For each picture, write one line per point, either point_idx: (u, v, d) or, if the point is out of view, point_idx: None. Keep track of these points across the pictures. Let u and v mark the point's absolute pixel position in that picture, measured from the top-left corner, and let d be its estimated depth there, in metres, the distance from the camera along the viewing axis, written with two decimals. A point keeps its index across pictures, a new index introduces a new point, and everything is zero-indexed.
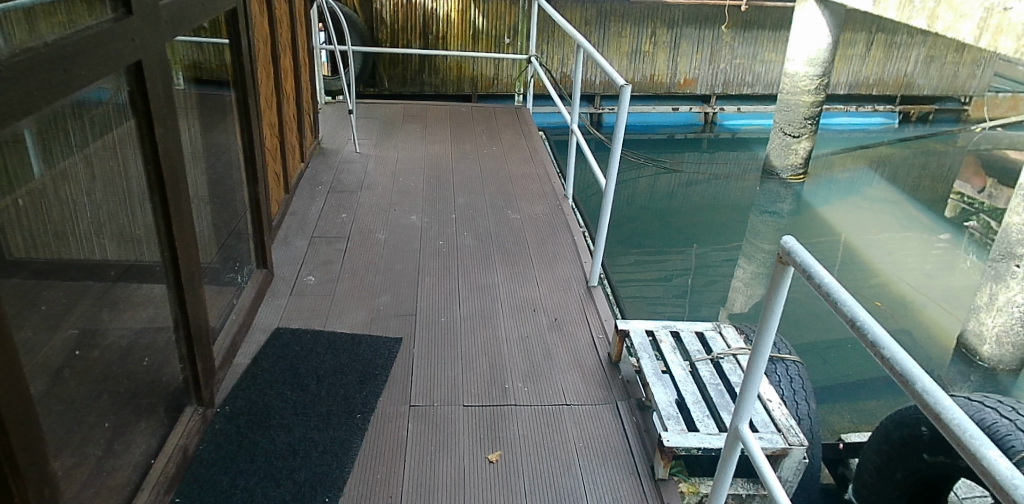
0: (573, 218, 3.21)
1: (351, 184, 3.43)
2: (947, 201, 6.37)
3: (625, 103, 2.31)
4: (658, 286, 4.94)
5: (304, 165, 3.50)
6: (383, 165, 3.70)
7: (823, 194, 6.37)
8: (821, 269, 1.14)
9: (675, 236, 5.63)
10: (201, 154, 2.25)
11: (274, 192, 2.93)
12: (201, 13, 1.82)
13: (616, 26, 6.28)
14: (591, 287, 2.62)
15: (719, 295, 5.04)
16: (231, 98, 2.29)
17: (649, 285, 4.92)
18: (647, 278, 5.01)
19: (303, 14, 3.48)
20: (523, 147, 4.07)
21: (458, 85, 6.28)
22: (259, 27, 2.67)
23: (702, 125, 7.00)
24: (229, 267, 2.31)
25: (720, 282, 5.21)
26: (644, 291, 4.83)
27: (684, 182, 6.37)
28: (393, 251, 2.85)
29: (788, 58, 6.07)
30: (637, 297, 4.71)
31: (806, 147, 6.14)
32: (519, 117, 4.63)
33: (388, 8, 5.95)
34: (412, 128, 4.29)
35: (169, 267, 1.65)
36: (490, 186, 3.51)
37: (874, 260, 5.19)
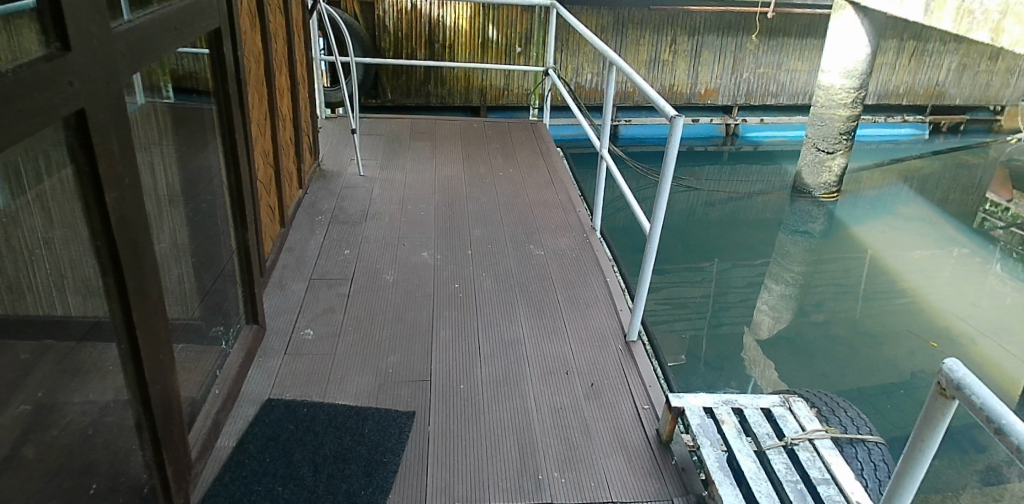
0: (603, 254, 2.90)
1: (355, 214, 3.10)
2: (978, 214, 6.04)
3: (677, 136, 1.99)
4: (682, 310, 4.59)
5: (303, 192, 3.17)
6: (389, 190, 3.37)
7: (854, 211, 6.02)
8: (1014, 421, 0.81)
9: (698, 255, 5.29)
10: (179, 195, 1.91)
11: (268, 228, 2.60)
12: (171, 39, 1.49)
13: (634, 33, 5.93)
14: (630, 342, 2.30)
15: (746, 317, 4.69)
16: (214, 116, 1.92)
17: (673, 309, 4.58)
18: (671, 302, 4.66)
19: (304, 29, 3.18)
20: (542, 169, 3.74)
21: (466, 96, 5.94)
22: (251, 44, 2.35)
23: (723, 137, 6.68)
24: (213, 326, 1.98)
25: (749, 306, 4.86)
26: (667, 315, 4.47)
27: (705, 199, 6.03)
28: (403, 297, 2.51)
29: (822, 70, 5.74)
30: (661, 320, 4.36)
31: (840, 163, 5.79)
32: (535, 133, 4.30)
33: (392, 16, 5.61)
34: (420, 146, 3.96)
35: (127, 358, 1.30)
36: (510, 214, 3.18)
37: (916, 285, 4.84)
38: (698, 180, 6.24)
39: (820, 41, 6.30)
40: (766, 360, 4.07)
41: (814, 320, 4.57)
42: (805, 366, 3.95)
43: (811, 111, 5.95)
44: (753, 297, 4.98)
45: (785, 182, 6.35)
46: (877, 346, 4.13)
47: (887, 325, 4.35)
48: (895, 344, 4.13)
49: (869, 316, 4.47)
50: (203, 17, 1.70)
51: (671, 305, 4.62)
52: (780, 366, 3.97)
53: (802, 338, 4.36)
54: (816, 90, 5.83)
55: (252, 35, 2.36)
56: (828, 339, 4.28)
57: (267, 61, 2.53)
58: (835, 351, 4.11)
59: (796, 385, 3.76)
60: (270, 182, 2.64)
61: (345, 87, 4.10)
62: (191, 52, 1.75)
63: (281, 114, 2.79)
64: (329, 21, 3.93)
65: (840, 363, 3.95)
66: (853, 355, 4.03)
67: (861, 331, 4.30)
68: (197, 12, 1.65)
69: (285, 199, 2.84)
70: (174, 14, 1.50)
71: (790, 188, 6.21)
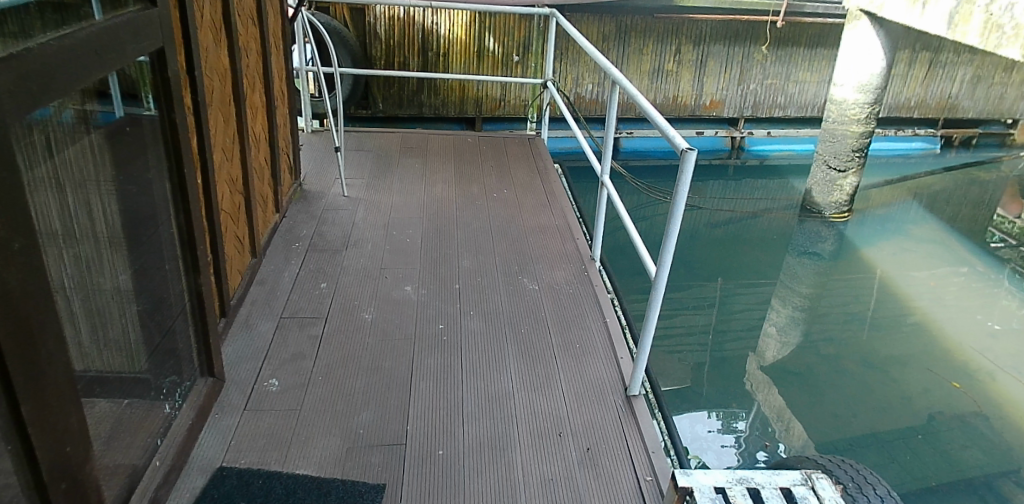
0: (603, 290, 2.67)
1: (335, 240, 2.87)
2: (989, 230, 5.84)
3: (688, 174, 1.76)
4: (684, 336, 4.36)
5: (279, 216, 2.93)
6: (373, 213, 3.14)
7: (866, 231, 5.79)
8: None
9: (701, 277, 5.07)
10: (122, 239, 1.57)
11: (235, 262, 2.37)
12: (90, 66, 1.26)
13: (637, 43, 5.70)
14: (632, 397, 2.08)
15: (753, 343, 4.46)
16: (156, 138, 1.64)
17: (675, 335, 4.35)
18: (673, 328, 4.43)
19: (283, 40, 2.95)
20: (539, 190, 3.51)
21: (461, 107, 5.71)
22: (214, 61, 2.11)
23: (728, 151, 6.44)
24: (164, 382, 1.76)
25: (754, 331, 4.63)
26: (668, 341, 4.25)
27: (708, 217, 5.81)
28: (381, 340, 2.28)
29: (835, 83, 5.51)
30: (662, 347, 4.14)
31: (852, 182, 5.57)
32: (532, 150, 4.08)
33: (384, 22, 5.37)
34: (409, 163, 3.73)
35: (20, 459, 1.06)
36: (503, 243, 2.95)
37: (932, 312, 4.61)
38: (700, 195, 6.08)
39: (830, 51, 6.07)
40: (768, 383, 3.91)
41: (823, 349, 4.34)
42: (815, 401, 3.72)
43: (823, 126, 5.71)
44: (758, 322, 4.76)
45: (792, 198, 6.13)
46: (890, 381, 3.89)
47: (901, 357, 4.12)
48: (910, 378, 3.91)
49: (882, 347, 4.24)
50: (137, 39, 1.46)
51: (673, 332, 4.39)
52: (789, 400, 3.74)
53: (812, 367, 4.13)
54: (828, 104, 5.59)
55: (217, 52, 2.14)
56: (839, 370, 4.05)
57: (237, 79, 2.30)
58: (846, 384, 3.88)
59: (806, 423, 3.54)
60: (240, 210, 2.41)
61: (330, 100, 3.86)
62: (128, 78, 1.52)
63: (254, 134, 2.57)
64: (313, 30, 3.70)
65: (851, 398, 3.73)
66: (865, 390, 3.80)
67: (873, 364, 4.07)
68: (127, 33, 1.41)
69: (258, 227, 2.61)
70: (93, 37, 1.27)
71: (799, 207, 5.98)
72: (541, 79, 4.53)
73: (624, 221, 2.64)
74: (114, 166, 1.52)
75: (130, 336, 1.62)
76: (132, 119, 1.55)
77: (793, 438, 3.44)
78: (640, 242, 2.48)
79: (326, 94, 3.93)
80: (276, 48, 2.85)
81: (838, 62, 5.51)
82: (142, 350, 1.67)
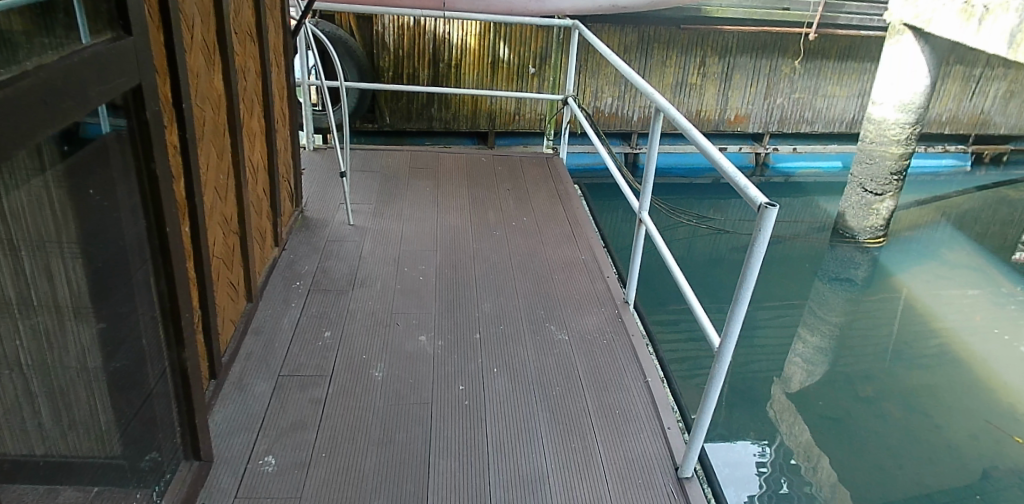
0: (638, 338, 2.38)
1: (340, 278, 2.58)
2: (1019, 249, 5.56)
3: (765, 235, 1.49)
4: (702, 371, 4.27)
5: (278, 249, 2.65)
6: (383, 244, 2.86)
7: (898, 254, 5.51)
8: None
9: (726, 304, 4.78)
10: (88, 305, 1.26)
11: (228, 310, 2.09)
12: (36, 122, 0.96)
13: (660, 54, 5.42)
14: (683, 480, 1.80)
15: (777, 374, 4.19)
16: (128, 178, 1.31)
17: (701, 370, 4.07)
18: None
19: (283, 54, 2.65)
20: (562, 218, 3.23)
21: (473, 121, 5.43)
22: (205, 84, 1.80)
23: (753, 167, 6.13)
24: (140, 472, 1.48)
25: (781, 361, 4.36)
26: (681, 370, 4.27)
27: (734, 240, 5.52)
28: (393, 405, 2.00)
29: (874, 102, 5.23)
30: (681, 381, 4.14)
31: (888, 206, 5.29)
32: (551, 170, 3.79)
33: (393, 32, 5.09)
34: (419, 186, 3.44)
35: None
36: (526, 282, 2.67)
37: (974, 346, 4.32)
38: (724, 218, 5.81)
39: (861, 64, 5.78)
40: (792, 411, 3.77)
41: (859, 386, 4.05)
42: (856, 450, 3.44)
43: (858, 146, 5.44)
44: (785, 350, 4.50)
45: (817, 220, 5.85)
46: (935, 427, 3.61)
47: (946, 399, 3.83)
48: (955, 424, 3.62)
49: (923, 386, 3.96)
50: (105, 78, 1.16)
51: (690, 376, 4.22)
52: (829, 451, 3.46)
53: (850, 408, 3.84)
54: (866, 123, 5.31)
55: (210, 76, 1.85)
56: (880, 413, 3.76)
57: (232, 104, 2.01)
58: (889, 430, 3.59)
59: (848, 476, 3.26)
60: (233, 252, 2.12)
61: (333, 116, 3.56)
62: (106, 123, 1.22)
63: (250, 164, 2.28)
64: (318, 42, 3.40)
65: (895, 447, 3.45)
66: (910, 437, 3.52)
67: (915, 406, 3.79)
68: (93, 72, 1.12)
69: (255, 267, 2.33)
70: (39, 85, 0.97)
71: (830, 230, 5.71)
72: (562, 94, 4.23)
73: (662, 254, 2.35)
74: (78, 217, 1.20)
75: (100, 418, 1.32)
76: (103, 145, 1.22)
77: (821, 476, 3.29)
78: (677, 273, 2.19)
79: (329, 108, 3.63)
80: (276, 64, 2.56)
81: (877, 79, 5.22)
82: (116, 431, 1.38)
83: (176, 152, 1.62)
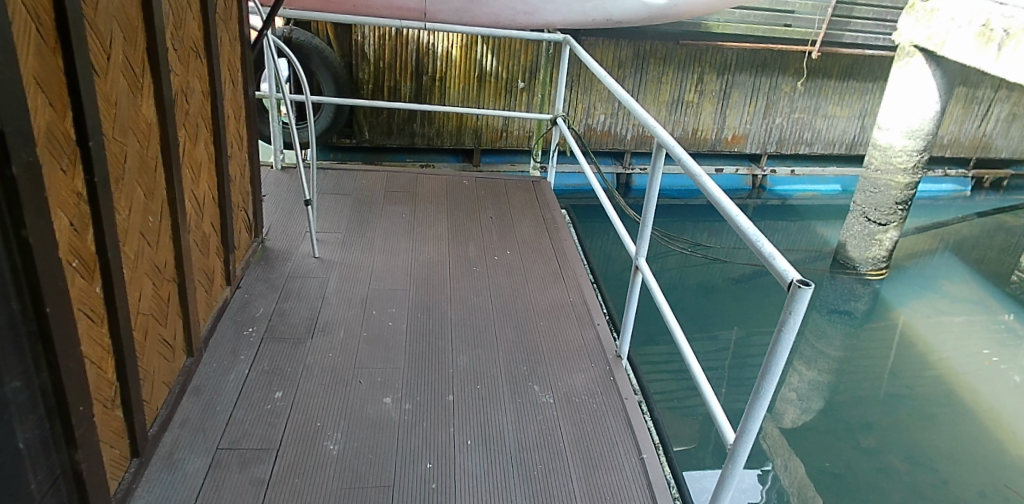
0: (633, 399, 2.12)
1: (298, 324, 2.29)
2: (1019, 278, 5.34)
3: (795, 320, 1.25)
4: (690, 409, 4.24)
5: (230, 289, 2.34)
6: (350, 282, 2.57)
7: (898, 284, 5.30)
8: None
9: (720, 333, 4.66)
10: None
11: (160, 371, 1.79)
12: None
13: (656, 70, 5.17)
14: None
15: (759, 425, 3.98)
16: None
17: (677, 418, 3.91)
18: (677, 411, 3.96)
19: (239, 71, 2.35)
20: (548, 252, 2.95)
21: (458, 137, 5.15)
22: (128, 112, 1.51)
23: (749, 190, 5.93)
24: None
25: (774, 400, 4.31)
26: (669, 401, 4.21)
27: (731, 270, 5.30)
28: (348, 488, 1.71)
29: (879, 127, 5.02)
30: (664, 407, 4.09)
31: (893, 237, 5.08)
32: (537, 195, 3.51)
33: (373, 42, 4.81)
34: (394, 212, 3.15)
35: None
36: (508, 331, 2.39)
37: (978, 390, 4.11)
38: (718, 245, 5.62)
39: (862, 84, 5.58)
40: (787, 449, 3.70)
41: (860, 434, 3.82)
42: None
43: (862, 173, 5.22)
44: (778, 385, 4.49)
45: (815, 248, 5.63)
46: (940, 483, 3.40)
47: (951, 450, 3.62)
48: (962, 480, 3.41)
49: (928, 436, 3.74)
50: None
51: (674, 407, 4.17)
52: None
53: (852, 458, 3.61)
54: (870, 149, 5.11)
55: (135, 103, 1.54)
56: (883, 464, 3.53)
57: (167, 134, 1.71)
58: (893, 486, 3.37)
59: None
60: (169, 304, 1.83)
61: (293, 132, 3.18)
62: None
63: (194, 199, 1.97)
64: (286, 56, 3.04)
65: None
66: (916, 496, 3.30)
67: (918, 458, 3.58)
68: None
69: (197, 318, 2.03)
70: None
71: (831, 259, 5.49)
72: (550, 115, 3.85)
73: (658, 305, 2.08)
74: None
75: None
76: None
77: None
78: (675, 328, 1.94)
79: (292, 121, 3.24)
80: (229, 81, 2.25)
81: (883, 104, 5.02)
82: None
83: (82, 200, 1.32)
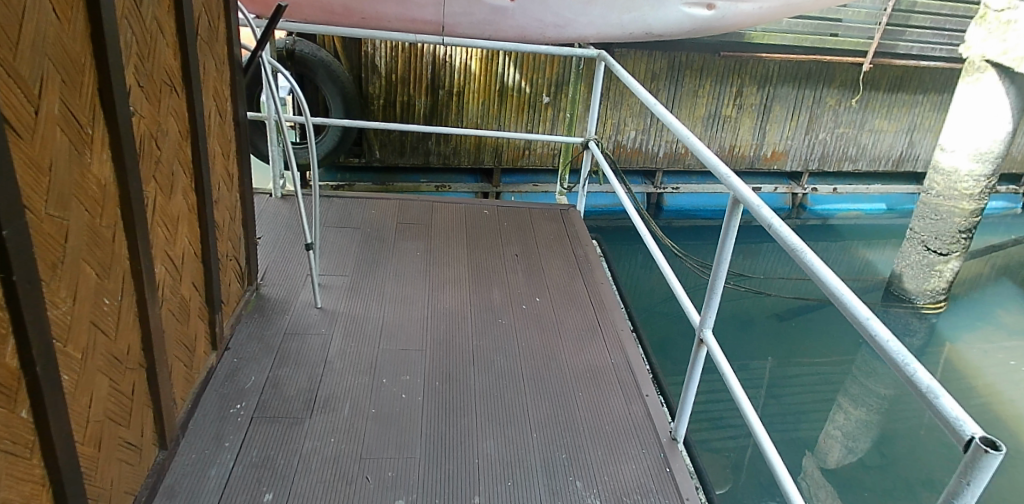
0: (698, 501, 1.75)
1: (295, 398, 1.94)
2: None
3: (975, 491, 0.91)
4: (727, 431, 4.02)
5: (215, 354, 2.00)
6: (357, 340, 2.22)
7: (953, 317, 4.90)
8: None
9: (752, 364, 4.48)
10: None
11: (121, 479, 1.45)
12: None
13: (692, 82, 4.91)
14: None
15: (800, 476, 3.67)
16: None
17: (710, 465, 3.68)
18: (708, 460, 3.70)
19: (229, 100, 2.02)
20: (584, 298, 2.59)
21: (476, 156, 4.84)
22: (69, 177, 1.17)
23: (789, 209, 5.65)
24: None
25: (816, 433, 4.01)
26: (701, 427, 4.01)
27: (773, 306, 5.07)
28: None
29: (942, 147, 4.63)
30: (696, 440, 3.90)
31: (953, 268, 4.69)
32: (566, 226, 3.16)
33: (386, 54, 4.49)
34: (410, 248, 2.81)
35: None
36: (542, 404, 2.03)
37: None
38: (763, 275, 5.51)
39: (912, 96, 5.33)
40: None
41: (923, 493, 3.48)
42: None
43: (920, 198, 4.84)
44: (822, 422, 4.16)
45: (863, 278, 5.21)
46: None
47: None
48: None
49: (1005, 479, 3.35)
50: None
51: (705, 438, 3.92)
52: None
53: None
54: (930, 172, 4.73)
55: (80, 162, 1.21)
56: None
57: (128, 192, 1.37)
58: None
59: None
60: (136, 395, 1.50)
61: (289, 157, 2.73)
62: None
63: (170, 262, 1.64)
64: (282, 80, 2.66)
65: None
66: None
67: None
68: None
69: (173, 399, 1.69)
70: None
71: (882, 290, 5.11)
72: (584, 138, 3.41)
73: (731, 389, 1.73)
74: None
75: None
76: None
77: None
78: (757, 426, 1.60)
79: (288, 147, 2.77)
80: (216, 114, 1.92)
81: (947, 122, 4.62)
82: None
83: None
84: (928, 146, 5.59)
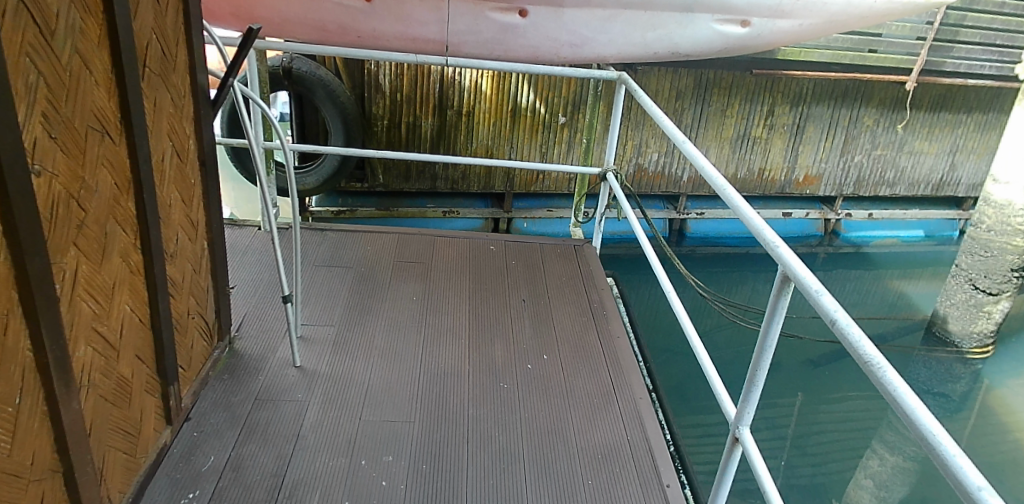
0: None
1: (255, 487, 1.66)
2: None
3: None
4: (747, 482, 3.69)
5: (170, 428, 1.73)
6: (338, 409, 1.94)
7: (999, 360, 4.52)
8: None
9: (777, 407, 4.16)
10: None
11: None
12: None
13: (719, 101, 4.65)
14: None
15: None
16: None
17: None
18: None
19: (193, 137, 1.74)
20: (598, 357, 2.29)
21: (487, 179, 4.58)
22: None
23: (821, 236, 5.36)
24: None
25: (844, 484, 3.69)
26: None
27: (808, 351, 4.68)
28: None
29: (994, 177, 4.27)
30: None
31: (1003, 309, 4.38)
32: (580, 266, 2.85)
33: (391, 73, 4.24)
34: (405, 293, 2.53)
35: None
36: (544, 496, 1.73)
37: None
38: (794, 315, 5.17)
39: (955, 115, 5.03)
40: None
41: None
42: None
43: (967, 234, 4.51)
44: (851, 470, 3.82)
45: (898, 316, 4.86)
46: None
47: None
48: None
49: None
50: None
51: None
52: None
53: None
54: (979, 204, 4.38)
55: None
56: None
57: (30, 272, 1.09)
58: None
59: None
60: None
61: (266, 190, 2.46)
62: None
63: (101, 341, 1.36)
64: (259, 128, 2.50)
65: None
66: None
67: None
68: None
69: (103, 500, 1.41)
70: None
71: (923, 327, 4.76)
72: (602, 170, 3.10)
73: None
74: None
75: None
76: None
77: None
78: None
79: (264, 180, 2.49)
80: (173, 155, 1.64)
81: (1000, 150, 4.26)
82: None
83: None
84: (971, 170, 5.29)
